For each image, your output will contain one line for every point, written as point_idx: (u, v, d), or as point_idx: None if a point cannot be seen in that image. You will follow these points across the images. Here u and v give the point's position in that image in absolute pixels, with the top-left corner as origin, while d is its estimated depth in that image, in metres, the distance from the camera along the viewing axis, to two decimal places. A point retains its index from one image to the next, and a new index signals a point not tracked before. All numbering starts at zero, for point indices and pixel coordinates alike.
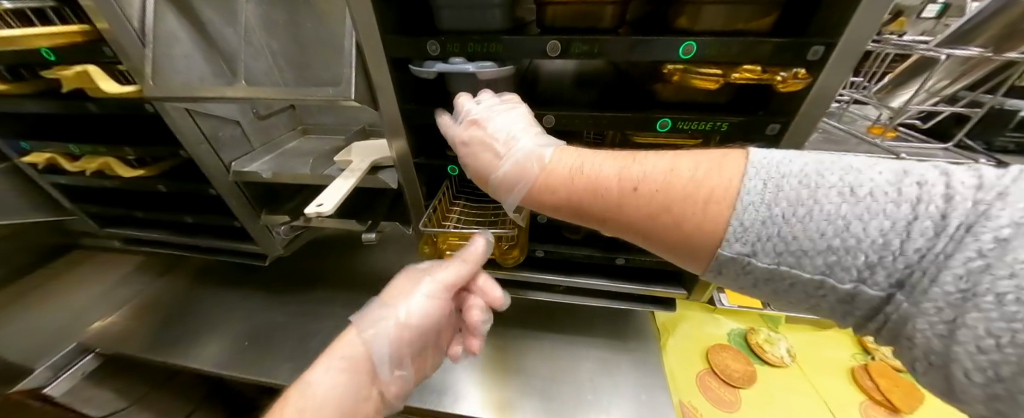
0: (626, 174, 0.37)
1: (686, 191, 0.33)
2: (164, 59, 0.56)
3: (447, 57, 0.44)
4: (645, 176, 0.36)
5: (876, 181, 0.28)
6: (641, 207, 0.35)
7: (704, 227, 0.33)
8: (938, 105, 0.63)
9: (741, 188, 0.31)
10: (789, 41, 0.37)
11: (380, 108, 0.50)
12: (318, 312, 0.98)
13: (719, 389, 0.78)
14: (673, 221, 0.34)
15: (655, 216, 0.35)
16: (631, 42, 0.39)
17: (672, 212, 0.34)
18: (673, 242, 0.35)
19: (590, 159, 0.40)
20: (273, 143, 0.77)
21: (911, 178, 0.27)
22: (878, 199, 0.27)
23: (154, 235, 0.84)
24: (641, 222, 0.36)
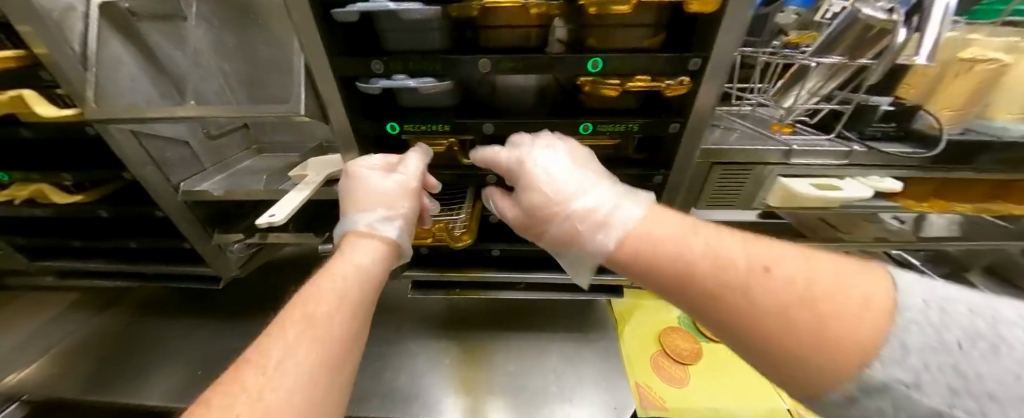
0: (726, 282, 0.32)
1: (811, 299, 0.28)
2: (106, 82, 0.56)
3: (390, 74, 0.48)
4: (727, 266, 0.33)
5: (955, 317, 0.24)
6: (768, 299, 0.30)
7: (804, 337, 0.27)
8: (819, 104, 0.76)
9: (901, 304, 0.26)
10: (672, 56, 0.45)
11: (331, 122, 0.53)
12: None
13: (671, 367, 0.85)
14: (774, 320, 0.29)
15: (768, 320, 0.29)
16: (549, 59, 0.46)
17: (783, 316, 0.29)
18: (767, 341, 0.30)
19: (667, 229, 0.39)
20: (225, 162, 0.77)
21: (990, 313, 0.24)
22: (968, 341, 0.23)
23: (93, 265, 0.80)
24: (722, 315, 0.32)
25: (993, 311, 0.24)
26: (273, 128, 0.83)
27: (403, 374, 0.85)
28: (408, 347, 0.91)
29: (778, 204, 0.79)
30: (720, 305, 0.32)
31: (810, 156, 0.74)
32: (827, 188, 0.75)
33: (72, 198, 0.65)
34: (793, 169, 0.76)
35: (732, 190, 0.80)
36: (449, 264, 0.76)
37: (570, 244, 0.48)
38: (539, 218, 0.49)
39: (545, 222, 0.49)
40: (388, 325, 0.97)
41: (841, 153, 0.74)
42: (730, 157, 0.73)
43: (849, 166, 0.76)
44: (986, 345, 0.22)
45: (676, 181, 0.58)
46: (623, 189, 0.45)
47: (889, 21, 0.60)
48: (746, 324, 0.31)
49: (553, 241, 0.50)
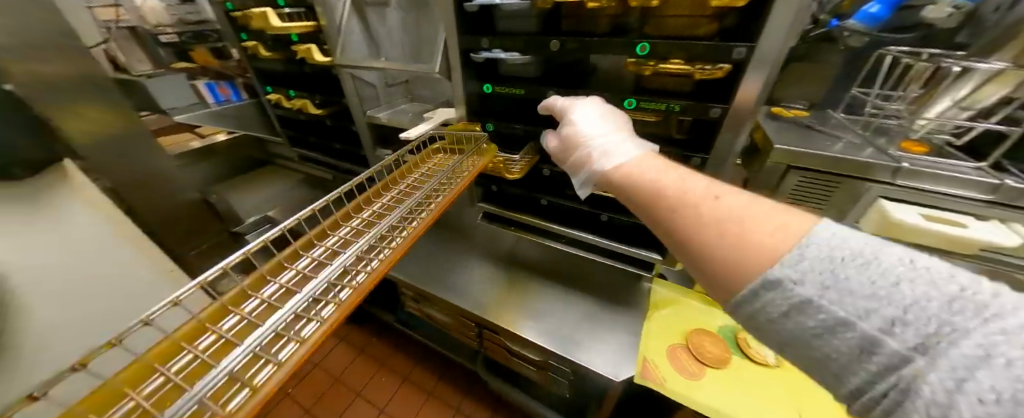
0: (681, 199, 0.44)
1: (739, 220, 0.38)
2: (347, 43, 0.96)
3: (493, 47, 0.70)
4: (683, 192, 0.44)
5: (860, 249, 0.31)
6: (717, 216, 0.39)
7: (728, 244, 0.37)
8: (971, 122, 0.62)
9: (791, 254, 0.33)
10: (716, 45, 0.52)
11: (453, 79, 0.78)
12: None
13: (687, 362, 0.85)
14: (711, 239, 0.39)
15: (709, 233, 0.39)
16: (605, 43, 0.59)
17: (713, 225, 0.39)
18: (711, 249, 0.39)
19: (650, 165, 0.51)
20: (392, 103, 1.15)
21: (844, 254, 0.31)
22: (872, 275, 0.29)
23: (316, 154, 1.31)
24: (670, 218, 0.44)
25: (916, 255, 0.30)
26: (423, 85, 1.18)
27: (462, 280, 1.11)
28: (472, 265, 1.17)
29: (873, 230, 0.69)
30: (671, 203, 0.45)
31: (930, 180, 0.62)
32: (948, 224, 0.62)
33: (317, 110, 1.12)
34: (899, 192, 0.65)
35: (809, 200, 0.75)
36: (512, 205, 0.96)
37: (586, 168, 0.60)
38: (570, 159, 0.62)
39: (576, 157, 0.61)
40: (462, 247, 1.25)
41: (984, 185, 0.59)
42: (810, 163, 0.70)
43: (995, 205, 0.60)
44: (877, 264, 0.29)
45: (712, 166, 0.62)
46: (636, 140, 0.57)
47: None
48: (691, 234, 0.41)
49: (571, 166, 0.64)
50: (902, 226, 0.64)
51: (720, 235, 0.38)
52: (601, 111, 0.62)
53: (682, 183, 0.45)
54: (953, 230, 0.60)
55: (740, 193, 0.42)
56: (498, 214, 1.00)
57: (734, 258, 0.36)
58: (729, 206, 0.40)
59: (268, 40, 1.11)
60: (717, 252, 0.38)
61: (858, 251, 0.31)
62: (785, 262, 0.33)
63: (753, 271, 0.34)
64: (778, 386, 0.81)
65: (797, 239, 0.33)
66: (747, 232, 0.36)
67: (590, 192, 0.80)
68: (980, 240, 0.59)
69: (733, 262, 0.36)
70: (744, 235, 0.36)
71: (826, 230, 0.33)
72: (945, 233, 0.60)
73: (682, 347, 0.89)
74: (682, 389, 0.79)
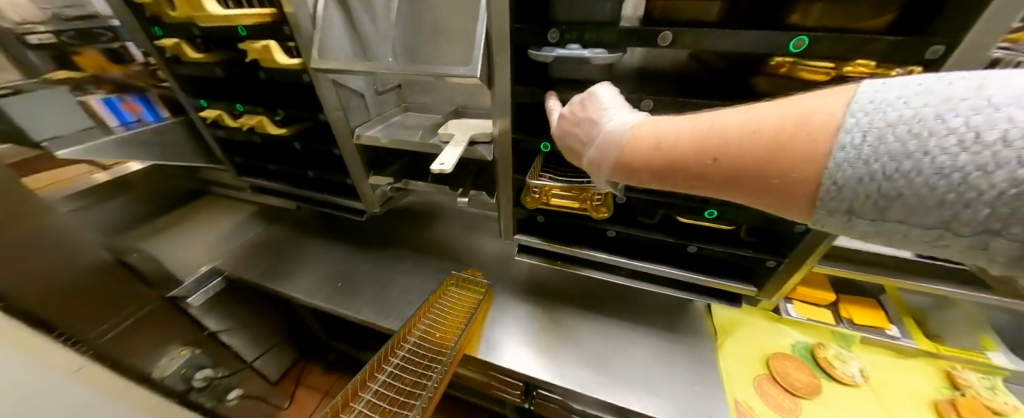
0: (703, 124, 0.35)
1: (779, 139, 0.30)
2: (325, 39, 0.70)
3: (565, 43, 0.50)
4: (707, 135, 0.35)
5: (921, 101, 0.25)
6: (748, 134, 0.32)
7: (768, 159, 0.31)
8: None
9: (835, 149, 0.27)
10: (906, 41, 0.39)
11: (496, 88, 0.58)
12: (393, 270, 1.12)
13: (779, 397, 0.76)
14: (743, 156, 0.32)
15: (742, 153, 0.32)
16: (742, 37, 0.44)
17: (746, 153, 0.32)
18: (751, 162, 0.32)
19: (670, 119, 0.40)
20: (383, 115, 0.91)
21: (917, 104, 0.25)
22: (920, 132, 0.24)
23: (279, 184, 1.02)
24: (687, 163, 0.36)
25: None
26: (420, 91, 0.96)
27: (492, 326, 0.92)
28: (499, 305, 0.99)
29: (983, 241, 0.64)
30: (680, 145, 0.37)
31: None
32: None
33: (280, 129, 0.84)
34: None
35: None
36: (560, 235, 0.79)
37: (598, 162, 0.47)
38: (572, 136, 0.50)
39: (582, 136, 0.48)
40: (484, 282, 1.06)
41: None
42: None
43: None
44: (936, 122, 0.24)
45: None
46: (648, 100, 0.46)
47: None
48: (728, 164, 0.33)
49: (586, 166, 0.50)
50: None
51: (764, 157, 0.31)
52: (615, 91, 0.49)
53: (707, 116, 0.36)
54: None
55: (817, 95, 0.31)
56: (538, 247, 0.82)
57: (788, 174, 0.30)
58: (766, 129, 0.31)
59: (197, 36, 0.80)
60: (755, 168, 0.32)
61: (900, 106, 0.26)
62: (836, 149, 0.27)
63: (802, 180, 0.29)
64: (871, 408, 0.74)
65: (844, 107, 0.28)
66: (790, 145, 0.29)
67: (673, 219, 0.66)
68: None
69: (776, 174, 0.30)
70: (794, 170, 0.29)
71: (882, 101, 0.26)
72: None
73: (765, 379, 0.79)
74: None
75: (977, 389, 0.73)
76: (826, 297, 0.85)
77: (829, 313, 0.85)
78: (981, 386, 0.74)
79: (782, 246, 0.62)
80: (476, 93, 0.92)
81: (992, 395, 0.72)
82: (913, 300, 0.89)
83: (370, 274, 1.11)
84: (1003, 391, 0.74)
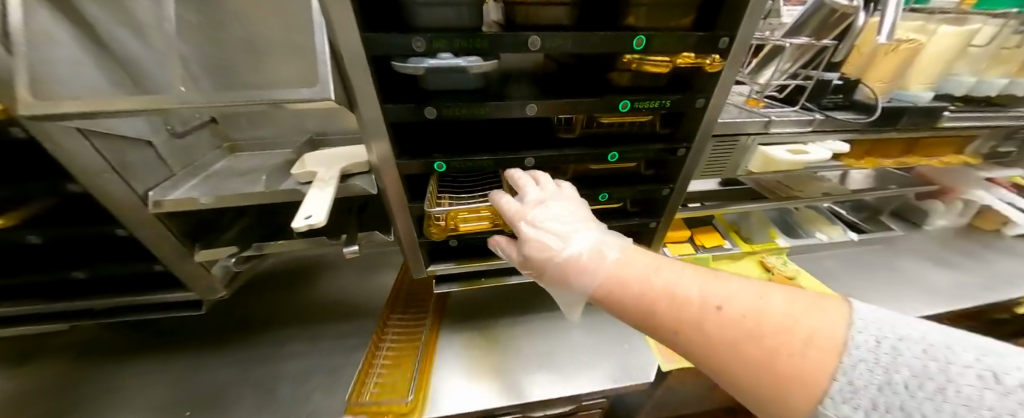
0: (699, 306, 0.41)
1: (761, 335, 0.37)
2: (43, 68, 0.44)
3: (433, 52, 0.45)
4: (691, 310, 0.41)
5: (905, 362, 0.31)
6: (723, 331, 0.39)
7: (761, 353, 0.37)
8: (788, 80, 0.86)
9: (843, 346, 0.34)
10: (706, 36, 0.49)
11: (359, 111, 0.48)
12: (279, 356, 0.87)
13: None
14: (730, 351, 0.38)
15: (726, 351, 0.38)
16: (596, 37, 0.47)
17: (736, 342, 0.38)
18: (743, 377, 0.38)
19: (639, 268, 0.47)
20: (196, 165, 0.66)
21: (886, 339, 0.33)
22: (910, 388, 0.30)
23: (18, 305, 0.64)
24: (676, 334, 0.42)
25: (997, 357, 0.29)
26: (250, 124, 0.74)
27: None
28: None
29: (760, 168, 0.90)
30: (674, 314, 0.42)
31: (786, 125, 0.83)
32: (796, 151, 0.85)
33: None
34: (771, 137, 0.85)
35: (721, 158, 0.87)
36: (472, 253, 0.73)
37: (566, 284, 0.52)
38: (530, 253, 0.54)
39: (545, 262, 0.53)
40: None
41: (806, 121, 0.84)
42: (726, 128, 0.80)
43: (813, 133, 0.86)
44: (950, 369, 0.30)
45: (692, 151, 0.62)
46: (604, 233, 0.53)
47: (850, 7, 0.70)
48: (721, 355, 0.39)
49: (545, 281, 0.56)
50: (778, 161, 0.84)
51: (755, 364, 0.37)
52: (569, 203, 0.55)
53: (684, 292, 0.43)
54: (802, 156, 0.84)
55: (772, 304, 0.39)
56: (451, 271, 0.74)
57: (777, 398, 0.35)
58: (754, 324, 0.38)
59: None
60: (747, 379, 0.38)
61: (875, 341, 0.33)
62: (836, 399, 0.32)
63: (792, 398, 0.34)
64: None
65: (836, 359, 0.33)
66: (778, 353, 0.36)
67: None
68: (813, 159, 0.85)
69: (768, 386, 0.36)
70: (788, 388, 0.34)
71: (868, 344, 0.33)
72: (800, 159, 0.83)
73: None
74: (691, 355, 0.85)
75: (778, 267, 1.06)
76: (683, 235, 1.08)
77: (690, 246, 1.08)
78: (779, 264, 1.08)
79: (657, 208, 0.72)
80: (332, 117, 0.77)
81: (785, 267, 1.06)
82: (729, 218, 1.22)
83: (243, 375, 0.83)
84: (788, 262, 1.09)
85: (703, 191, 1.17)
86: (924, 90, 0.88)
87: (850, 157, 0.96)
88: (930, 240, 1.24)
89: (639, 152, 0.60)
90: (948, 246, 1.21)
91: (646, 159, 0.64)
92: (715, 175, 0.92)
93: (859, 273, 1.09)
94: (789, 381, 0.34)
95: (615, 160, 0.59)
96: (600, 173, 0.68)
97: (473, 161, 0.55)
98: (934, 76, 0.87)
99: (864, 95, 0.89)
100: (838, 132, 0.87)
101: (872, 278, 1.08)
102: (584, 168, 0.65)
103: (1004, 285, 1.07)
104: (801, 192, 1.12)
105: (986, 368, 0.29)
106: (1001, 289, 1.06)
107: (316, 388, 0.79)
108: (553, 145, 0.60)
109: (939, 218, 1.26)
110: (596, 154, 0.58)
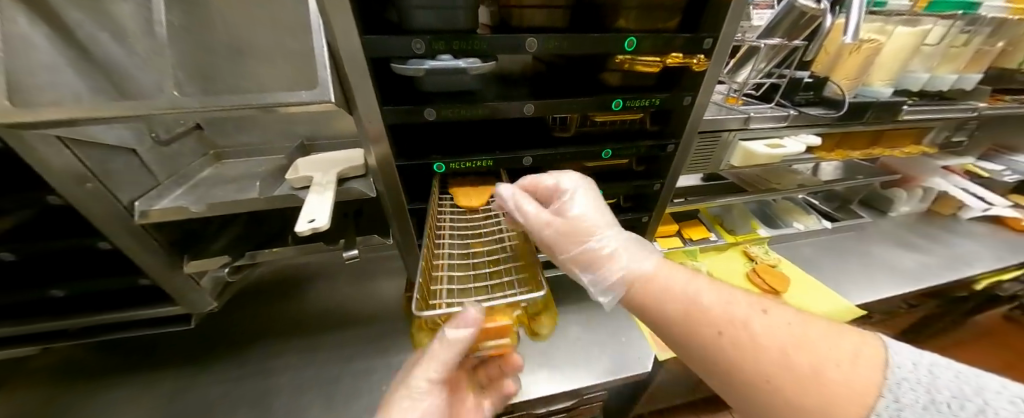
0: (744, 316, 0.43)
1: (801, 346, 0.40)
2: (21, 74, 0.42)
3: (433, 55, 0.45)
4: (732, 326, 0.43)
5: (939, 384, 0.34)
6: (770, 340, 0.41)
7: (790, 367, 0.39)
8: (763, 78, 0.91)
9: (885, 367, 0.36)
10: (692, 36, 0.52)
11: (358, 113, 0.48)
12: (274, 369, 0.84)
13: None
14: (762, 360, 0.40)
15: (770, 358, 0.40)
16: (591, 39, 0.49)
17: (772, 357, 0.40)
18: (766, 391, 0.39)
19: (680, 280, 0.49)
20: (183, 173, 0.64)
21: (932, 369, 0.36)
22: (953, 408, 0.33)
23: None
24: (693, 339, 0.45)
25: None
26: (238, 130, 0.72)
27: None
28: None
29: (741, 163, 0.94)
30: (716, 318, 0.44)
31: (763, 121, 0.88)
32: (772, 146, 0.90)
33: None
34: (750, 133, 0.89)
35: (705, 153, 0.91)
36: None
37: (592, 275, 0.52)
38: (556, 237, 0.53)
39: (573, 250, 0.52)
40: (403, 329, 0.93)
41: (781, 117, 0.89)
42: (708, 125, 0.84)
43: (788, 128, 0.92)
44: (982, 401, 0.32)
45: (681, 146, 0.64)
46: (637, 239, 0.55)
47: (818, 9, 0.75)
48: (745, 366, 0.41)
49: (555, 262, 0.55)
50: (758, 155, 0.89)
51: (776, 376, 0.39)
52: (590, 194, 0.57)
53: (723, 301, 0.45)
54: (779, 149, 0.88)
55: (810, 323, 0.43)
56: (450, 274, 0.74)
57: (804, 411, 0.37)
58: (788, 341, 0.40)
59: None
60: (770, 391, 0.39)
61: (929, 369, 0.36)
62: (879, 415, 0.34)
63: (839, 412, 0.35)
64: None
65: (880, 378, 0.36)
66: (823, 363, 0.38)
67: None
68: (787, 153, 0.90)
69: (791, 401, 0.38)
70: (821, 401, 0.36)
71: (908, 366, 0.36)
72: (777, 153, 0.88)
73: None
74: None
75: (760, 256, 1.11)
76: (671, 228, 1.11)
77: (678, 239, 1.11)
78: (760, 253, 1.13)
79: (649, 203, 0.75)
80: (324, 120, 0.76)
81: (766, 256, 1.12)
82: (713, 211, 1.27)
83: (237, 389, 0.81)
84: (769, 251, 1.15)
85: (689, 186, 1.21)
86: (884, 86, 0.95)
87: (822, 149, 1.03)
88: (894, 225, 1.33)
89: (632, 148, 0.63)
90: (910, 231, 1.31)
91: (638, 155, 0.66)
92: (700, 170, 0.96)
93: (833, 259, 1.16)
94: (820, 396, 0.36)
95: (609, 157, 0.60)
96: (594, 170, 0.70)
97: (472, 161, 0.55)
98: (894, 73, 0.94)
99: (832, 92, 0.96)
100: (811, 126, 0.92)
101: (846, 263, 1.15)
102: (579, 165, 0.66)
103: (960, 264, 1.16)
104: (778, 184, 1.18)
105: (1017, 395, 0.32)
106: (957, 268, 1.15)
107: (316, 397, 0.78)
108: (549, 144, 0.62)
109: (903, 205, 1.35)
110: (591, 151, 0.60)
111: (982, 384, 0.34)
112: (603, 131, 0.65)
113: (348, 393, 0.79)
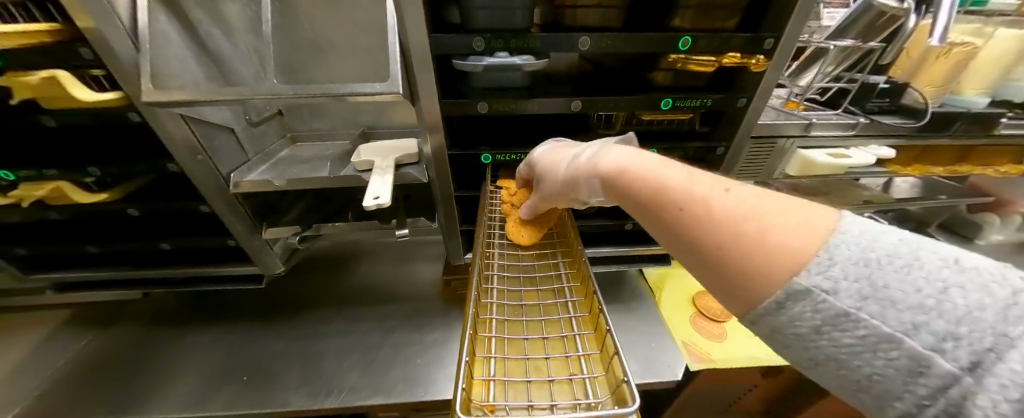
0: (694, 187, 0.33)
1: (758, 216, 0.28)
2: (161, 63, 0.52)
3: (492, 52, 0.49)
4: (694, 185, 0.33)
5: (881, 244, 0.25)
6: (721, 211, 0.30)
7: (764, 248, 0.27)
8: (830, 83, 0.85)
9: (840, 234, 0.26)
10: (752, 37, 0.50)
11: (420, 105, 0.53)
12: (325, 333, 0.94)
13: (705, 328, 0.91)
14: (703, 230, 0.31)
15: (708, 228, 0.30)
16: (645, 38, 0.50)
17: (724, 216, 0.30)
18: (713, 253, 0.30)
19: (648, 160, 0.40)
20: (267, 152, 0.74)
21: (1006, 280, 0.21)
22: (886, 263, 0.24)
23: (112, 271, 0.73)
24: (658, 221, 0.36)
25: None
26: (311, 116, 0.81)
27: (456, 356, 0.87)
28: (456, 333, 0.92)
29: (798, 173, 0.88)
30: (656, 197, 0.36)
31: (828, 128, 0.82)
32: (836, 156, 0.83)
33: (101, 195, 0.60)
34: (811, 140, 0.84)
35: (757, 160, 0.87)
36: None
37: (572, 184, 0.49)
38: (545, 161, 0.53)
39: (552, 167, 0.51)
40: (437, 311, 0.99)
41: (849, 125, 0.82)
42: (763, 130, 0.80)
43: (856, 137, 0.85)
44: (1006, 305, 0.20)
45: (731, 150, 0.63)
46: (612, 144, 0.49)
47: (901, 9, 0.69)
48: (701, 236, 0.31)
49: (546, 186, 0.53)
50: (818, 165, 0.83)
51: (730, 242, 0.29)
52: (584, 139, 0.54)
53: (665, 176, 0.36)
54: (844, 160, 0.82)
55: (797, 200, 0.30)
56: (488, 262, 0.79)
57: (757, 269, 0.27)
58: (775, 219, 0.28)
59: None
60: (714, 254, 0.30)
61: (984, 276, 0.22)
62: (812, 267, 0.25)
63: (774, 282, 0.26)
64: None
65: (826, 236, 0.26)
66: (774, 229, 0.27)
67: None
68: (854, 164, 0.83)
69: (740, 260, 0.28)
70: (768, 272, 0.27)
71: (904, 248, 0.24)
72: (841, 164, 0.82)
73: (694, 315, 0.94)
74: (718, 356, 0.85)
75: None
76: None
77: None
78: None
79: None
80: (384, 111, 0.83)
81: None
82: None
83: (293, 347, 0.91)
84: None
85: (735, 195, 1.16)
86: (980, 95, 0.84)
87: (896, 163, 0.93)
88: (983, 254, 1.17)
89: (678, 150, 0.62)
90: (1003, 262, 1.14)
91: (683, 157, 0.65)
92: (751, 177, 0.92)
93: None
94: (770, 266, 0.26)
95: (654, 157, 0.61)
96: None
97: (518, 153, 0.59)
98: (994, 80, 0.83)
99: (913, 100, 0.87)
100: (884, 136, 0.84)
101: None
102: None
103: None
104: (840, 199, 1.09)
105: None
106: None
107: (358, 362, 0.86)
108: (593, 141, 0.63)
109: (995, 232, 1.18)
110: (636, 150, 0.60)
111: (1006, 276, 0.21)
112: (649, 131, 0.65)
113: (387, 363, 0.86)
